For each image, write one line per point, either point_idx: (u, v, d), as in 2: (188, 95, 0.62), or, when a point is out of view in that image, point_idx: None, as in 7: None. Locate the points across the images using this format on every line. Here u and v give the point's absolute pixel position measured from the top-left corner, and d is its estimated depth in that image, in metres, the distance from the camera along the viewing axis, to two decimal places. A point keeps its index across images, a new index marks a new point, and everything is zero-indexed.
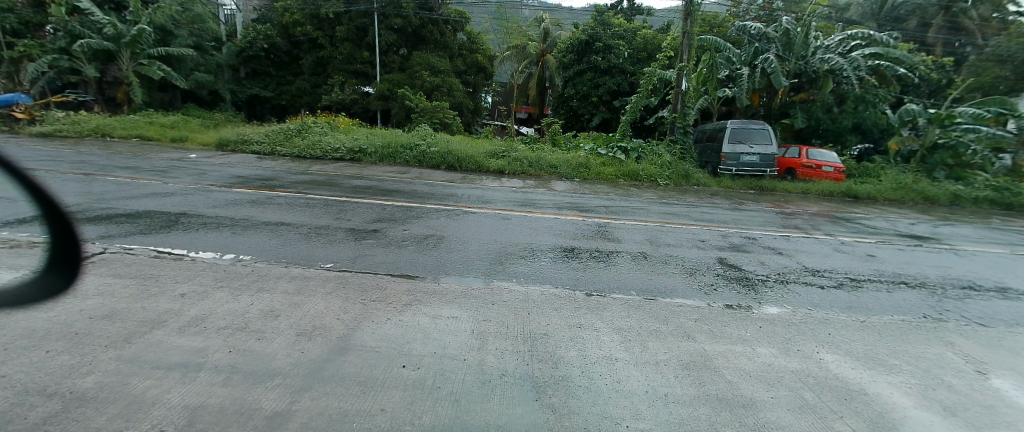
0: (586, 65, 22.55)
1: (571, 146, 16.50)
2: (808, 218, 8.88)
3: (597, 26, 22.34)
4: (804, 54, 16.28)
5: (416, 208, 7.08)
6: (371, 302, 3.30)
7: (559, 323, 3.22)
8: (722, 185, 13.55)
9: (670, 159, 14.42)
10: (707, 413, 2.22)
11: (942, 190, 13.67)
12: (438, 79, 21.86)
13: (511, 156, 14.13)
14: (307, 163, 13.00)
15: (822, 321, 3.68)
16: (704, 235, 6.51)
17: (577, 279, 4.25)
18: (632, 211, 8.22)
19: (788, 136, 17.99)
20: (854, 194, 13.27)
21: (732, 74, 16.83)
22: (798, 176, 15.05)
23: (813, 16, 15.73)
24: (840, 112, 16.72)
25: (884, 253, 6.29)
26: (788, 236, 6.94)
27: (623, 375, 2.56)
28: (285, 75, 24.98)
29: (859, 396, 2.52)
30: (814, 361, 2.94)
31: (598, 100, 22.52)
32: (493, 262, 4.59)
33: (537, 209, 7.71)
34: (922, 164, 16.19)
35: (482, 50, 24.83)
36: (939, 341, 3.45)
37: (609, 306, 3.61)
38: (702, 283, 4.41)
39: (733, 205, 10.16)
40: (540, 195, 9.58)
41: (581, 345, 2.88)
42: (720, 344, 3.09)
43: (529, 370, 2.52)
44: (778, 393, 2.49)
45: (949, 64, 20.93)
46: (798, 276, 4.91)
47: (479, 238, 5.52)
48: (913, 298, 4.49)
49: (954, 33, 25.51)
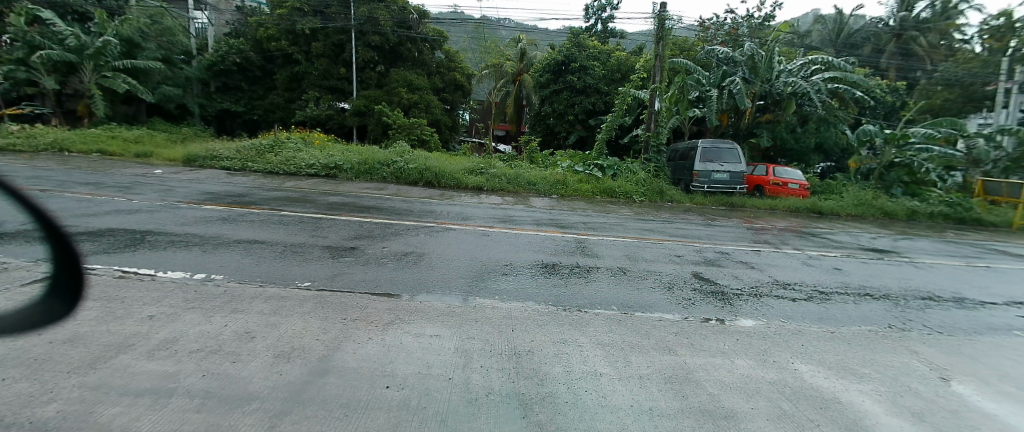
0: (562, 84, 23.15)
1: (548, 164, 16.73)
2: (778, 233, 9.26)
3: (572, 47, 23.01)
4: (768, 77, 17.10)
5: (394, 225, 6.98)
6: (352, 321, 3.23)
7: (543, 339, 3.22)
8: (695, 201, 13.98)
9: (644, 176, 14.79)
10: (689, 425, 2.26)
11: (899, 206, 14.50)
12: (416, 96, 21.92)
13: (490, 173, 14.18)
14: (281, 179, 12.69)
15: (793, 333, 3.82)
16: (680, 251, 6.66)
17: (558, 294, 4.29)
18: (610, 227, 8.38)
19: (756, 155, 18.80)
20: (819, 210, 13.89)
21: (702, 95, 17.57)
22: (766, 193, 15.69)
23: (775, 43, 16.75)
24: (804, 132, 17.61)
25: (848, 267, 6.61)
26: (759, 251, 7.19)
27: (608, 390, 2.58)
28: (258, 89, 24.42)
29: (835, 404, 2.62)
30: (790, 372, 3.05)
31: (573, 119, 23.09)
32: (474, 279, 4.58)
33: (516, 225, 7.76)
34: (881, 182, 17.14)
35: (460, 68, 24.99)
36: (905, 350, 3.64)
37: (591, 322, 3.64)
38: (680, 298, 4.50)
39: (706, 220, 10.48)
40: (519, 212, 9.64)
41: (565, 361, 2.88)
42: (701, 357, 3.17)
43: (516, 387, 2.51)
44: (757, 403, 2.56)
45: (902, 88, 22.36)
46: (769, 289, 5.10)
47: (460, 255, 5.49)
48: (877, 309, 4.72)
49: (906, 59, 27.38)
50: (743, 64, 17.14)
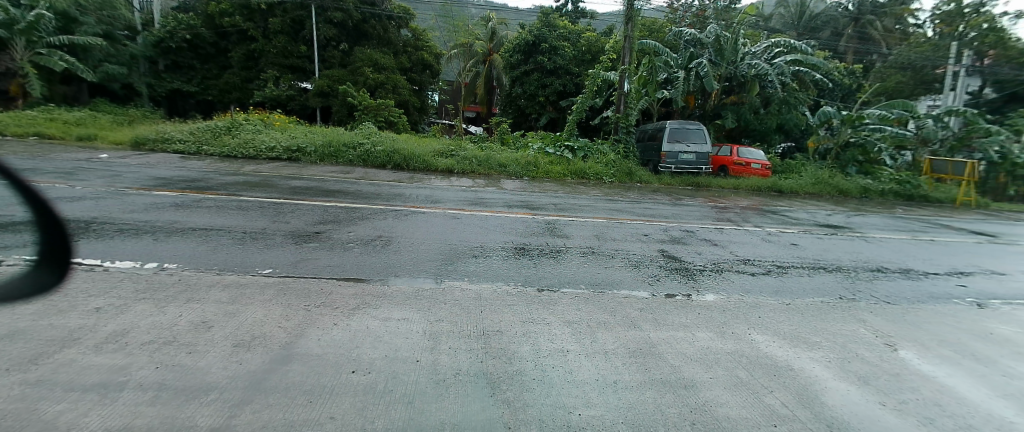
0: (533, 65, 22.87)
1: (519, 145, 16.67)
2: (740, 212, 9.59)
3: (542, 27, 22.65)
4: (733, 59, 17.44)
5: (360, 209, 6.82)
6: (315, 308, 3.15)
7: (512, 319, 3.22)
8: (663, 182, 14.25)
9: (614, 158, 14.96)
10: (653, 396, 2.39)
11: (853, 184, 15.33)
12: (382, 76, 21.17)
13: (460, 156, 14.00)
14: (239, 163, 12.12)
15: (751, 305, 4.00)
16: (647, 230, 6.80)
17: (529, 275, 4.30)
18: (579, 208, 8.44)
19: (721, 136, 19.31)
20: (779, 189, 14.49)
21: (670, 77, 17.78)
22: (730, 173, 16.21)
23: (741, 25, 17.02)
24: (767, 113, 18.06)
25: (804, 242, 6.95)
26: (722, 228, 7.45)
27: (575, 365, 2.64)
28: (211, 68, 23.04)
29: (786, 372, 2.83)
30: (746, 342, 3.22)
31: (544, 100, 23.02)
32: (445, 262, 4.54)
33: (486, 207, 7.73)
34: (837, 161, 17.97)
35: (428, 47, 24.15)
36: (853, 319, 3.89)
37: (559, 301, 3.67)
38: (646, 275, 4.62)
39: (673, 200, 10.76)
40: (489, 194, 9.57)
41: (534, 340, 2.91)
42: (663, 331, 3.27)
43: (484, 366, 2.52)
44: (716, 373, 2.74)
45: (860, 71, 23.16)
46: (731, 265, 5.30)
47: (430, 238, 5.40)
48: (829, 281, 5.02)
49: (863, 43, 28.51)
50: (710, 46, 17.41)
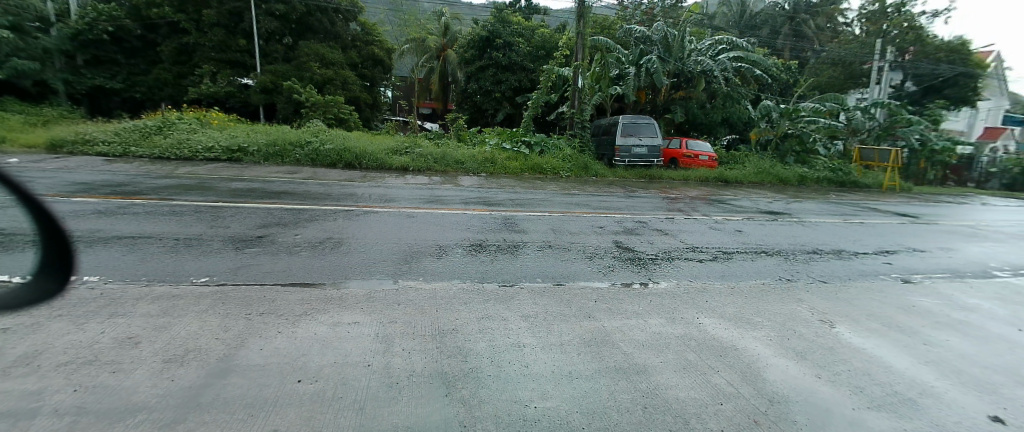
0: (488, 61, 22.81)
1: (476, 141, 16.60)
2: (690, 202, 10.03)
3: (496, 23, 22.58)
4: (681, 56, 18.12)
5: (309, 210, 6.52)
6: (258, 317, 2.98)
7: (469, 316, 3.19)
8: (617, 175, 14.67)
9: (569, 152, 15.23)
10: (607, 384, 2.45)
11: (792, 173, 16.42)
12: (330, 71, 20.34)
13: (415, 153, 13.76)
14: (174, 164, 11.27)
15: (699, 291, 4.19)
16: (602, 222, 6.97)
17: (486, 271, 4.28)
18: (537, 203, 8.51)
19: (671, 129, 20.11)
20: (725, 179, 15.30)
21: (621, 73, 18.30)
22: (680, 165, 16.92)
23: (687, 23, 17.73)
24: (712, 107, 18.99)
25: (748, 228, 7.37)
26: (673, 218, 7.75)
27: (530, 359, 2.65)
28: (137, 63, 21.49)
29: (732, 352, 2.99)
30: (695, 326, 3.36)
31: (501, 96, 23.04)
32: (401, 261, 4.43)
33: (444, 205, 7.63)
34: (777, 151, 19.18)
35: (378, 42, 23.53)
36: (791, 299, 4.16)
37: (517, 295, 3.67)
38: (601, 266, 4.73)
39: (628, 193, 11.08)
40: (447, 191, 9.44)
41: (490, 336, 2.89)
42: (617, 319, 3.36)
43: (439, 366, 2.48)
44: (666, 357, 2.84)
45: (795, 67, 24.73)
46: (681, 252, 5.53)
47: (384, 238, 5.25)
48: (770, 264, 5.35)
49: (798, 40, 30.44)
50: (658, 43, 18.03)
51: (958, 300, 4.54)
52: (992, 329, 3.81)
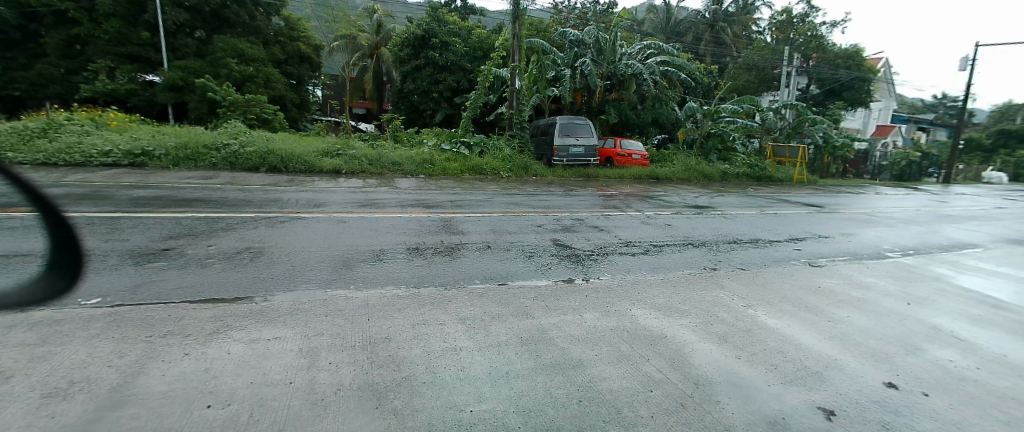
0: (424, 60, 22.41)
1: (414, 142, 16.27)
2: (623, 198, 10.50)
3: (431, 22, 22.18)
4: (613, 59, 18.85)
5: (225, 219, 6.00)
6: (160, 339, 2.66)
7: (403, 323, 3.08)
8: (556, 175, 15.02)
9: (509, 153, 15.37)
10: (543, 381, 2.47)
11: (715, 170, 17.77)
12: (250, 68, 18.91)
13: (348, 155, 13.23)
14: (60, 171, 9.91)
15: (632, 283, 4.38)
16: (541, 221, 7.08)
17: (422, 275, 4.18)
18: (476, 203, 8.47)
19: (606, 130, 20.96)
20: (656, 176, 16.21)
21: (557, 75, 18.75)
22: (615, 164, 17.66)
23: (617, 28, 18.50)
24: (643, 109, 20.05)
25: (676, 222, 7.84)
26: (608, 215, 8.06)
27: (466, 362, 2.61)
28: (16, 57, 18.22)
29: (661, 340, 3.15)
30: (628, 318, 3.50)
31: (438, 96, 22.80)
32: (332, 269, 4.20)
33: (379, 208, 7.36)
34: (702, 150, 20.64)
35: (305, 38, 22.30)
36: (714, 286, 4.49)
37: (453, 298, 3.61)
38: (539, 264, 4.79)
39: (566, 191, 11.37)
40: (382, 194, 9.12)
41: (425, 342, 2.81)
42: (553, 316, 3.41)
43: (370, 377, 2.36)
44: (600, 350, 2.92)
45: (715, 71, 26.74)
46: (615, 247, 5.76)
47: (312, 245, 4.95)
48: (696, 255, 5.72)
49: (718, 47, 33.01)
50: (591, 47, 18.69)
51: (851, 280, 5.14)
52: (879, 304, 4.36)
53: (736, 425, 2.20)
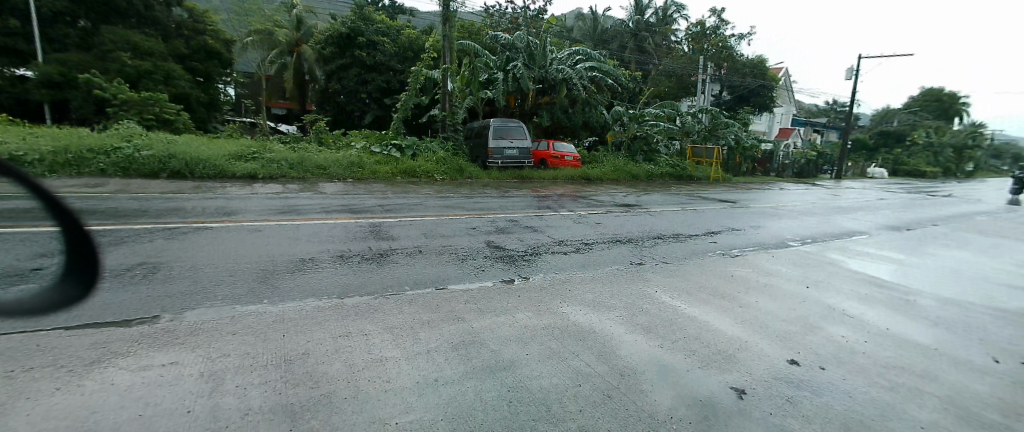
0: (350, 59, 21.64)
1: (341, 145, 15.56)
2: (556, 199, 10.79)
3: (357, 20, 21.47)
4: (543, 64, 19.27)
5: (115, 232, 5.29)
6: (22, 373, 2.26)
7: (324, 336, 2.90)
8: (491, 177, 15.09)
9: (443, 155, 15.20)
10: (473, 385, 2.44)
11: (641, 170, 18.87)
12: (147, 63, 16.94)
13: (266, 159, 12.38)
14: None
15: (563, 281, 4.50)
16: (475, 223, 7.07)
17: (348, 284, 3.97)
18: (408, 207, 8.26)
19: (540, 132, 21.46)
20: (588, 177, 16.89)
21: (491, 78, 18.84)
22: (549, 165, 18.12)
23: (547, 33, 19.01)
24: (574, 112, 20.80)
25: (606, 221, 8.20)
26: (542, 215, 8.23)
27: (392, 373, 2.51)
28: None
29: (590, 335, 3.25)
30: (558, 315, 3.58)
31: (367, 97, 22.14)
32: (245, 282, 3.85)
33: (301, 215, 6.91)
34: (630, 151, 21.84)
35: (214, 32, 20.44)
36: (639, 280, 4.75)
37: (380, 307, 3.48)
38: (472, 267, 4.76)
39: (501, 193, 11.45)
40: (305, 200, 8.59)
41: (347, 355, 2.66)
42: (485, 319, 3.40)
43: (285, 397, 2.18)
44: (531, 349, 2.95)
45: (639, 77, 28.42)
46: (548, 247, 5.89)
47: (222, 258, 4.51)
48: (623, 251, 6.02)
49: (642, 55, 35.09)
50: (522, 51, 19.02)
51: (759, 268, 5.68)
52: (781, 289, 4.86)
53: (659, 412, 2.32)
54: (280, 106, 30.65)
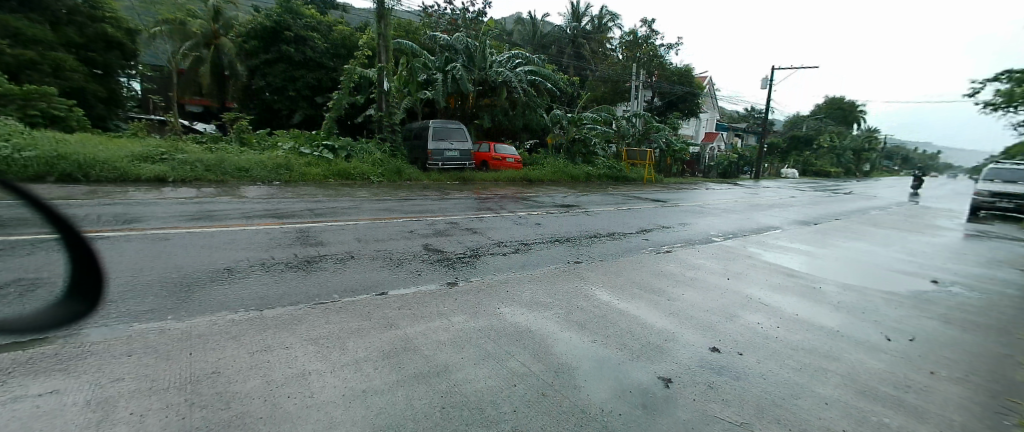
0: (276, 55, 20.38)
1: (267, 145, 14.63)
2: (497, 201, 10.86)
3: (283, 13, 20.26)
4: (483, 66, 19.24)
5: None
6: None
7: (239, 353, 2.69)
8: (432, 178, 14.88)
9: (380, 157, 14.77)
10: (405, 393, 2.38)
11: (580, 171, 19.53)
12: (31, 52, 14.81)
13: (177, 160, 11.29)
14: None
15: (501, 282, 4.53)
16: (413, 226, 6.92)
17: (270, 295, 3.72)
18: (341, 211, 7.91)
19: (481, 134, 21.50)
20: (529, 178, 17.20)
21: (429, 78, 18.59)
22: (490, 167, 18.21)
23: (486, 36, 19.08)
24: (515, 114, 21.06)
25: (545, 221, 8.37)
26: (482, 217, 8.24)
27: (316, 386, 2.38)
28: None
29: (525, 335, 3.29)
30: (495, 317, 3.59)
31: (296, 95, 21.02)
32: (149, 297, 3.47)
33: (219, 221, 6.38)
34: (569, 153, 22.53)
35: (113, 19, 18.30)
36: (575, 278, 4.89)
37: (305, 318, 3.29)
38: (408, 271, 4.66)
39: (441, 195, 11.32)
40: (223, 205, 7.93)
41: (266, 371, 2.49)
42: (420, 324, 3.33)
43: (191, 422, 1.99)
44: (466, 353, 2.93)
45: (577, 82, 29.38)
46: (487, 249, 5.90)
47: (120, 271, 4.04)
48: (561, 250, 6.18)
49: (579, 60, 36.28)
50: (461, 53, 18.92)
51: (685, 263, 6.08)
52: (705, 281, 5.23)
53: (592, 405, 2.41)
54: (196, 103, 28.10)
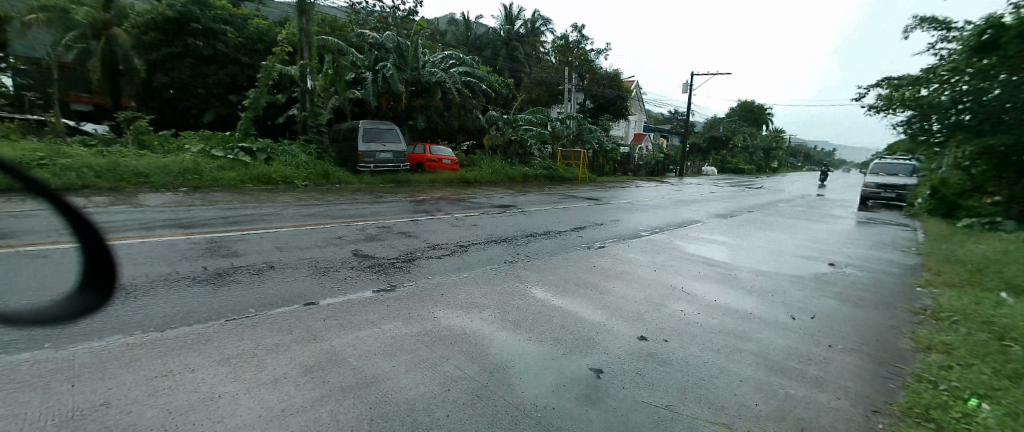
0: (181, 48, 18.49)
1: (171, 147, 13.26)
2: (433, 203, 10.70)
3: (189, 4, 18.44)
4: (415, 65, 18.85)
5: None
6: None
7: (134, 380, 2.40)
8: (364, 182, 14.36)
9: (305, 159, 14.01)
10: (331, 408, 2.28)
11: (517, 172, 19.84)
12: None
13: (56, 166, 9.84)
14: None
15: (436, 285, 4.47)
16: (342, 232, 6.62)
17: (175, 313, 3.37)
18: (259, 218, 7.36)
19: (416, 135, 21.07)
20: (466, 179, 17.17)
21: (358, 77, 17.97)
22: (426, 169, 17.92)
23: (418, 35, 18.72)
24: (450, 115, 20.89)
25: (482, 222, 8.39)
26: (416, 220, 8.07)
27: (229, 410, 2.20)
28: None
29: (460, 337, 3.28)
30: (429, 321, 3.54)
31: (205, 93, 19.43)
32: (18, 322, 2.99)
33: (110, 234, 5.66)
34: (505, 154, 22.78)
35: None
36: (510, 277, 4.96)
37: (216, 336, 3.02)
38: (336, 279, 4.45)
39: (374, 199, 10.94)
40: (116, 215, 7.04)
41: (168, 398, 2.25)
42: (348, 334, 3.20)
43: None
44: (398, 361, 2.86)
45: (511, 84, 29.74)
46: (422, 252, 5.80)
47: None
48: (497, 250, 6.23)
49: (514, 63, 36.72)
50: (393, 52, 18.40)
51: (616, 257, 6.40)
52: (634, 274, 5.54)
53: (526, 402, 2.46)
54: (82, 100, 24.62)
